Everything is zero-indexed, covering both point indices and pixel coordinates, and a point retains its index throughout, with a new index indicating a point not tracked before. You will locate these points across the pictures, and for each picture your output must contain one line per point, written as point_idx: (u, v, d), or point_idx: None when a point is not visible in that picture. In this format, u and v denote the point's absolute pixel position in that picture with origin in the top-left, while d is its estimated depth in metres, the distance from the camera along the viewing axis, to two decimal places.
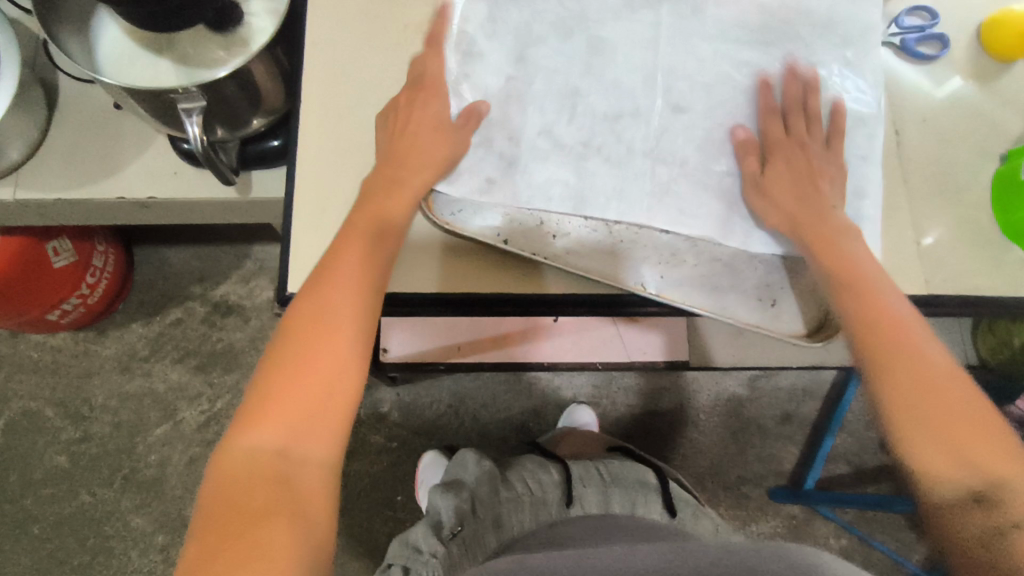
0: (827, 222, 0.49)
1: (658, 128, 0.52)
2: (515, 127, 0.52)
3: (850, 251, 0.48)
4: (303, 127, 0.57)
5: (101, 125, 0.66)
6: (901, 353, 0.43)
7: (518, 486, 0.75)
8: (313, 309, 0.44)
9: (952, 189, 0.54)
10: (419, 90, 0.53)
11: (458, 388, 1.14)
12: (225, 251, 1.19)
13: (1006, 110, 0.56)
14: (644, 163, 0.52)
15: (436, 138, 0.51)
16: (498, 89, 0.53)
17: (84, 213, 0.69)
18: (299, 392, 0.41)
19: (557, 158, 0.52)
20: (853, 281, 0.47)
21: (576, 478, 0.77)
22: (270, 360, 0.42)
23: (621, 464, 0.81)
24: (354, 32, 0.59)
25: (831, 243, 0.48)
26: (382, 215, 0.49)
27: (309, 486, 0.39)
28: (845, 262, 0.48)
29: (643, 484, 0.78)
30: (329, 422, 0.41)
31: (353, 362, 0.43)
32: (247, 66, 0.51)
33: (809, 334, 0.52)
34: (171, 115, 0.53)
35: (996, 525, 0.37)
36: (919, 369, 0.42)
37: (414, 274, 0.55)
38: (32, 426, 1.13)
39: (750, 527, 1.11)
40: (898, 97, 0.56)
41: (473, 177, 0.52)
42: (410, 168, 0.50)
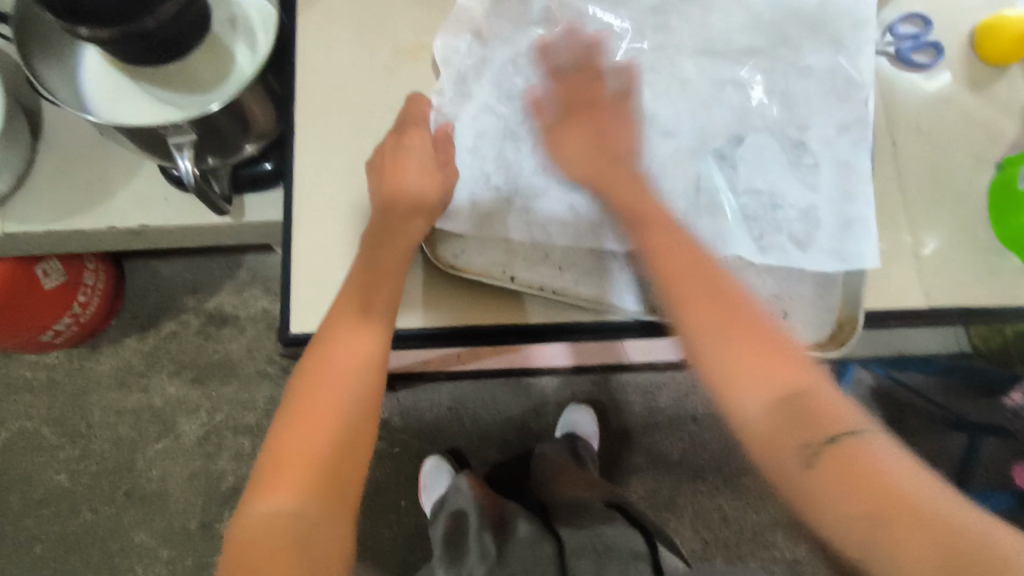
0: (620, 166, 0.49)
1: (648, 154, 0.52)
2: (511, 163, 0.52)
3: (633, 176, 0.49)
4: (297, 153, 0.56)
5: (88, 152, 0.65)
6: (692, 295, 0.43)
7: (516, 567, 0.73)
8: (319, 366, 0.43)
9: (949, 196, 0.54)
10: (403, 136, 0.52)
11: (457, 392, 1.14)
12: (216, 262, 1.17)
13: (1000, 112, 0.56)
14: (637, 184, 0.51)
15: (424, 180, 0.50)
16: (487, 125, 0.53)
17: (73, 242, 0.68)
18: (312, 446, 0.41)
19: (553, 190, 0.51)
20: (642, 210, 0.47)
21: (571, 553, 0.71)
22: (285, 420, 0.42)
23: (615, 530, 0.72)
24: (346, 54, 0.58)
25: (613, 183, 0.49)
26: (383, 261, 0.48)
27: (327, 551, 0.39)
28: (624, 190, 0.48)
29: (636, 556, 0.68)
30: (342, 483, 0.41)
31: (361, 420, 0.42)
32: (238, 96, 0.50)
33: (826, 341, 0.51)
34: (162, 149, 0.52)
35: (803, 447, 0.39)
36: (704, 303, 0.43)
37: (426, 307, 0.54)
38: (29, 445, 1.13)
39: (750, 517, 1.12)
40: (894, 104, 0.56)
41: (468, 215, 0.51)
42: (398, 214, 0.49)
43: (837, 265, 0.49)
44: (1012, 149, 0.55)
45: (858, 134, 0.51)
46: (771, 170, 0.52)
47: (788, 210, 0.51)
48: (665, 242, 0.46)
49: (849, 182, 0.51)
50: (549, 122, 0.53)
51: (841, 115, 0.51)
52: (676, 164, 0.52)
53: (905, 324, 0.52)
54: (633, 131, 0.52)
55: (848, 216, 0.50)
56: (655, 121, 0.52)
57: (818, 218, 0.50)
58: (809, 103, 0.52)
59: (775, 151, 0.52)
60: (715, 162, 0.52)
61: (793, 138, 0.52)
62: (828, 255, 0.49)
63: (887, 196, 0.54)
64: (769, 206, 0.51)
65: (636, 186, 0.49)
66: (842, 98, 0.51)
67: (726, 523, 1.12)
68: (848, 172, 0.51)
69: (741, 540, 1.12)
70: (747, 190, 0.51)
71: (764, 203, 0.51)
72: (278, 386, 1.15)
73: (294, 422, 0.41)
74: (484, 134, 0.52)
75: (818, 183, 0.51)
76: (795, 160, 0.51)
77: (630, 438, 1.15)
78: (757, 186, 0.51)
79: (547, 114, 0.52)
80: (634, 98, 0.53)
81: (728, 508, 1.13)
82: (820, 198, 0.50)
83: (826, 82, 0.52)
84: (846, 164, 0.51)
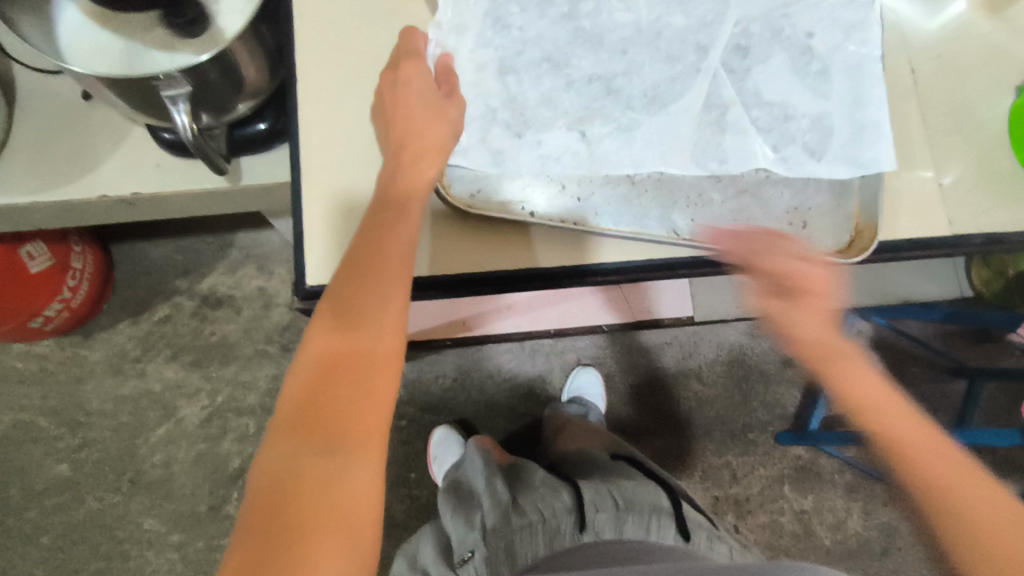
0: (801, 116, 0.51)
1: (652, 78, 0.51)
2: (518, 99, 0.51)
3: (821, 307, 0.46)
4: (298, 106, 0.53)
5: (71, 119, 0.62)
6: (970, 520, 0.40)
7: (530, 514, 0.71)
8: (343, 306, 0.43)
9: (965, 123, 0.53)
10: (401, 71, 0.51)
11: (462, 361, 1.13)
12: (207, 242, 1.14)
13: (1014, 37, 0.55)
14: (642, 103, 0.51)
15: (432, 115, 0.49)
16: (487, 55, 0.51)
17: (60, 215, 0.65)
18: (332, 386, 0.40)
19: (560, 122, 0.51)
20: (825, 350, 0.46)
21: (589, 503, 0.70)
22: (304, 362, 0.41)
23: (637, 486, 0.74)
24: (341, 3, 0.55)
25: (834, 364, 0.46)
26: (391, 210, 0.47)
27: (348, 501, 0.37)
28: (810, 328, 0.46)
29: (658, 509, 0.70)
30: (364, 425, 0.40)
31: (386, 365, 0.42)
32: (230, 45, 0.47)
33: (846, 248, 0.50)
34: (155, 105, 0.49)
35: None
36: (938, 469, 0.41)
37: (441, 255, 0.53)
38: (27, 436, 1.10)
39: (757, 471, 1.13)
40: (908, 33, 0.55)
41: (482, 155, 0.51)
42: (407, 160, 0.49)
43: (847, 170, 0.49)
44: None
45: (866, 36, 0.51)
46: (785, 82, 0.51)
47: (794, 118, 0.51)
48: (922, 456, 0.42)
49: (864, 95, 0.50)
50: (549, 52, 0.52)
51: (850, 26, 0.51)
52: (683, 82, 0.51)
53: (927, 255, 0.51)
54: (637, 61, 0.52)
55: (867, 113, 0.50)
56: (657, 43, 0.52)
57: (827, 125, 0.50)
58: (815, 8, 0.52)
59: (781, 60, 0.52)
60: (723, 75, 0.52)
61: (791, 49, 0.52)
62: (841, 160, 0.50)
63: (905, 124, 0.53)
64: (780, 116, 0.51)
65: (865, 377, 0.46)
66: (852, 22, 0.51)
67: (735, 479, 1.13)
68: (858, 75, 0.51)
69: (749, 495, 1.13)
70: (758, 101, 0.51)
71: (776, 113, 0.51)
72: (280, 365, 1.13)
73: (309, 370, 0.41)
74: (482, 68, 0.51)
75: (828, 90, 0.51)
76: (802, 68, 0.51)
77: (637, 400, 1.14)
78: (769, 98, 0.51)
79: (543, 44, 0.52)
80: (635, 23, 0.52)
81: (736, 463, 1.14)
82: (831, 102, 0.51)
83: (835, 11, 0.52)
84: (856, 66, 0.51)
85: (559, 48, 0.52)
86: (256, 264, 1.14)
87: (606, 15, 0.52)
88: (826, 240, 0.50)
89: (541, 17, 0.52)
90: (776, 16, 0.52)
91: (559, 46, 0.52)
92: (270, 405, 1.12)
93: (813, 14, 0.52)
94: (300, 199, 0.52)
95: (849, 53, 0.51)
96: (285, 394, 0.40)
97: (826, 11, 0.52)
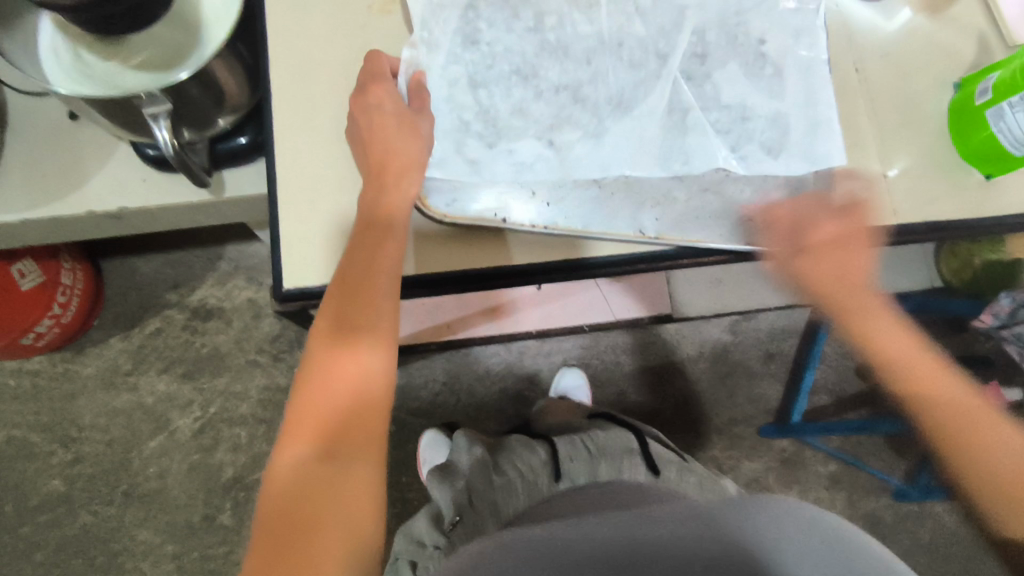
0: (758, 115, 0.53)
1: (616, 87, 0.54)
2: (490, 110, 0.53)
3: (837, 260, 0.53)
4: (275, 122, 0.56)
5: (58, 138, 0.64)
6: (993, 446, 0.53)
7: (510, 471, 0.76)
8: (336, 324, 0.46)
9: (912, 117, 0.56)
10: (371, 97, 0.52)
11: (450, 365, 1.16)
12: (195, 255, 1.16)
13: (955, 36, 0.58)
14: (607, 109, 0.54)
15: (411, 139, 0.51)
16: (458, 71, 0.53)
17: (50, 231, 0.67)
18: (335, 399, 0.43)
19: (531, 132, 0.53)
20: (836, 279, 0.53)
21: (564, 454, 0.78)
22: (307, 379, 0.44)
23: (607, 434, 0.83)
24: (316, 21, 0.58)
25: (856, 312, 0.55)
26: (370, 227, 0.49)
27: (355, 498, 0.41)
28: (820, 274, 0.53)
29: (628, 451, 0.79)
30: (367, 430, 0.44)
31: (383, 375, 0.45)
32: (208, 64, 0.50)
33: (801, 239, 0.54)
34: (136, 122, 0.52)
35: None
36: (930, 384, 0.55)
37: (421, 256, 0.55)
38: (20, 453, 1.11)
39: (743, 465, 1.15)
40: (857, 36, 0.58)
41: (457, 164, 0.52)
42: (386, 179, 0.50)
43: (801, 166, 0.53)
44: (970, 72, 0.57)
45: (812, 31, 0.54)
46: (746, 84, 0.54)
47: (754, 117, 0.53)
48: (907, 363, 0.56)
49: (809, 96, 0.54)
50: (517, 64, 0.54)
51: (801, 29, 0.54)
52: (645, 89, 0.54)
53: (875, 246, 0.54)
54: (601, 69, 0.54)
55: (821, 107, 0.53)
56: (621, 52, 0.54)
57: (783, 122, 0.53)
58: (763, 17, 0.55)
59: (738, 61, 0.54)
60: (683, 82, 0.54)
61: (750, 47, 0.54)
62: (795, 155, 0.53)
63: (856, 122, 0.56)
64: (740, 117, 0.53)
65: (892, 326, 0.56)
66: (803, 27, 0.54)
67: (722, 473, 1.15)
68: (809, 74, 0.54)
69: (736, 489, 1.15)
70: (717, 104, 0.53)
71: (735, 114, 0.53)
72: (271, 374, 1.15)
73: (311, 383, 0.44)
74: (454, 83, 0.53)
75: (782, 91, 0.54)
76: (756, 72, 0.54)
77: (625, 399, 1.16)
78: (727, 100, 0.54)
79: (511, 55, 0.54)
80: (598, 33, 0.54)
81: (722, 458, 1.16)
82: (785, 102, 0.54)
83: (786, 15, 0.55)
84: (806, 67, 0.54)
85: (528, 60, 0.54)
86: (246, 275, 1.16)
87: (569, 27, 0.54)
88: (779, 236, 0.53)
89: (509, 31, 0.54)
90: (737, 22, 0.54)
91: (528, 58, 0.54)
92: (262, 414, 1.14)
93: (764, 13, 0.55)
94: (277, 211, 0.54)
95: (797, 55, 0.54)
96: (293, 407, 0.44)
97: (778, 19, 0.55)
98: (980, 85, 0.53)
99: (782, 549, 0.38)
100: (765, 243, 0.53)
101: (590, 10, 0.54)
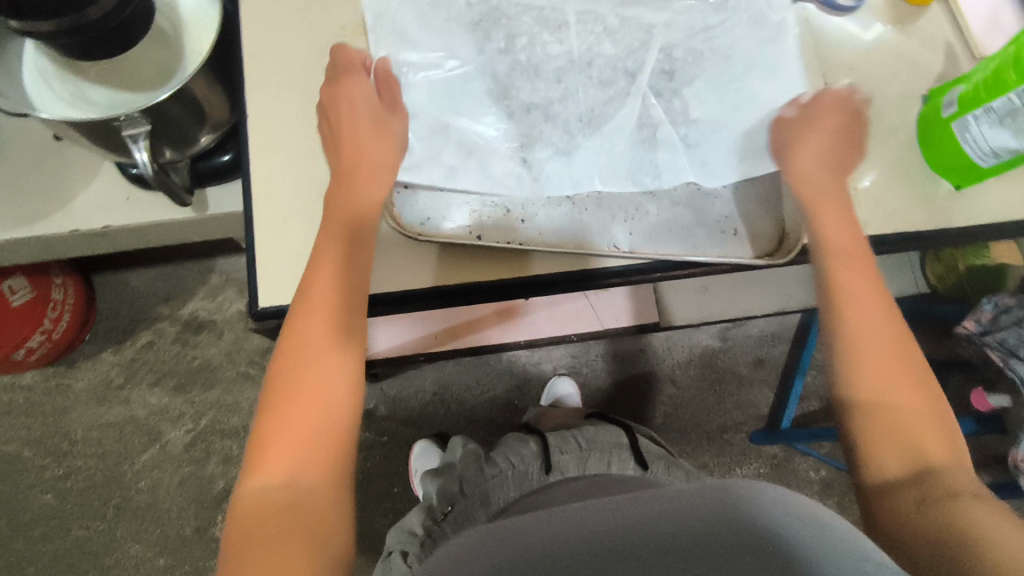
0: (730, 124, 0.54)
1: (586, 104, 0.55)
2: (464, 119, 0.54)
3: (817, 146, 0.53)
4: (255, 141, 0.56)
5: (43, 157, 0.65)
6: (871, 363, 0.46)
7: (502, 463, 0.78)
8: (298, 339, 0.47)
9: (879, 130, 0.57)
10: (343, 89, 0.54)
11: (440, 376, 1.16)
12: (187, 268, 1.17)
13: (923, 49, 0.59)
14: (578, 124, 0.55)
15: (383, 158, 0.52)
16: (436, 81, 0.54)
17: (37, 250, 0.67)
18: (301, 413, 0.44)
19: (505, 147, 0.54)
20: (824, 159, 0.53)
21: (554, 447, 0.78)
22: (272, 396, 0.45)
23: (597, 430, 0.83)
24: (293, 39, 0.58)
25: (815, 197, 0.52)
26: (339, 238, 0.50)
27: (316, 512, 0.42)
28: (807, 163, 0.52)
29: (618, 446, 0.78)
30: (331, 444, 0.44)
31: (346, 386, 0.46)
32: (187, 84, 0.51)
33: (774, 251, 0.54)
34: (116, 143, 0.52)
35: (923, 494, 0.41)
36: (861, 309, 0.48)
37: (391, 273, 0.55)
38: (12, 468, 1.12)
39: (734, 472, 1.15)
40: (825, 49, 0.59)
41: (436, 169, 0.53)
42: (363, 180, 0.51)
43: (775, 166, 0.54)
44: (938, 84, 0.58)
45: (776, 43, 0.55)
46: (715, 98, 0.55)
47: (722, 127, 0.54)
48: (853, 280, 0.49)
49: (775, 109, 0.54)
50: (490, 82, 0.55)
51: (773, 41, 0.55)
52: (615, 105, 0.55)
53: None
54: (570, 84, 0.55)
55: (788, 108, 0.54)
56: (590, 71, 0.55)
57: (750, 127, 0.54)
58: (729, 31, 0.55)
59: (706, 74, 0.55)
60: (652, 97, 0.55)
61: (719, 62, 0.55)
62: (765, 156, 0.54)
63: None
64: (709, 127, 0.54)
65: (865, 268, 0.50)
66: (769, 37, 0.55)
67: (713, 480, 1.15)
68: (775, 83, 0.55)
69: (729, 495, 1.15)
70: (687, 118, 0.54)
71: (704, 125, 0.54)
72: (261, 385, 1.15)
73: (276, 399, 0.45)
74: (432, 94, 0.54)
75: (749, 104, 0.55)
76: (725, 83, 0.55)
77: (614, 406, 1.17)
78: (696, 114, 0.54)
79: (485, 71, 0.55)
80: (568, 54, 0.55)
81: (713, 465, 1.16)
82: (753, 111, 0.54)
83: (754, 30, 0.55)
84: (771, 72, 0.55)
85: (500, 78, 0.55)
86: (237, 288, 1.17)
87: (543, 43, 0.55)
88: (745, 247, 0.54)
89: (481, 50, 0.55)
90: (708, 31, 0.55)
91: (500, 77, 0.55)
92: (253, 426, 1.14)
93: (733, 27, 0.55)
94: (254, 226, 0.55)
95: (766, 66, 0.55)
96: (259, 423, 0.44)
97: (748, 34, 0.55)
98: (946, 97, 0.53)
99: (782, 526, 0.37)
100: (733, 254, 0.54)
101: (559, 31, 0.55)
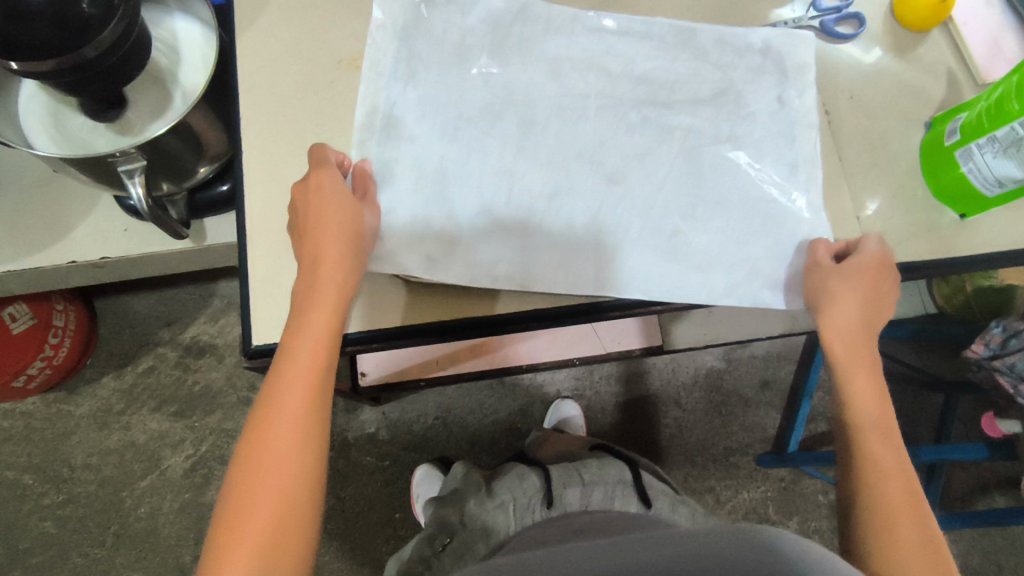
0: (756, 204, 0.51)
1: (585, 194, 0.51)
2: (448, 203, 0.50)
3: (852, 312, 0.47)
4: (250, 174, 0.56)
5: (40, 189, 0.65)
6: (885, 498, 0.44)
7: (503, 496, 0.75)
8: (263, 426, 0.44)
9: (881, 157, 0.57)
10: (319, 176, 0.48)
11: (442, 399, 1.15)
12: (188, 292, 1.17)
13: (924, 76, 0.59)
14: (579, 224, 0.50)
15: (349, 257, 0.46)
16: (432, 150, 0.50)
17: (36, 281, 0.67)
18: (263, 510, 0.42)
19: (496, 237, 0.49)
20: (868, 328, 0.47)
21: (557, 481, 0.76)
22: (235, 485, 0.43)
23: (601, 465, 0.80)
24: (290, 71, 0.58)
25: (856, 364, 0.47)
26: (317, 324, 0.45)
27: None
28: (848, 324, 0.46)
29: (622, 482, 0.76)
30: (293, 544, 0.42)
31: (312, 479, 0.44)
32: (184, 118, 0.51)
33: None
34: (112, 178, 0.52)
35: None
36: (884, 448, 0.46)
37: (383, 316, 0.52)
38: (12, 495, 1.11)
39: (741, 495, 1.14)
40: (824, 77, 0.58)
41: (413, 257, 0.49)
42: (327, 271, 0.46)
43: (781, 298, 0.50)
44: (939, 111, 0.57)
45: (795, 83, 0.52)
46: (729, 193, 0.51)
47: (715, 220, 0.50)
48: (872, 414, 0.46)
49: (802, 160, 0.51)
50: (498, 143, 0.51)
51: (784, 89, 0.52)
52: (615, 204, 0.50)
53: None
54: (562, 163, 0.51)
55: (786, 223, 0.50)
56: (596, 166, 0.51)
57: (755, 224, 0.50)
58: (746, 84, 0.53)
59: (702, 176, 0.51)
60: (667, 179, 0.51)
61: (748, 125, 0.52)
62: (760, 279, 0.50)
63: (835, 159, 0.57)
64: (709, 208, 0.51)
65: (874, 380, 0.47)
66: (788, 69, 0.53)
67: (721, 504, 1.13)
68: (812, 163, 0.51)
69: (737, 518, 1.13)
70: (697, 216, 0.51)
71: (704, 207, 0.51)
72: None
73: (239, 492, 0.42)
74: (423, 169, 0.50)
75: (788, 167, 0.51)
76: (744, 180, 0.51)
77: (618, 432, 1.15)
78: (710, 195, 0.51)
79: (491, 115, 0.51)
80: (581, 117, 0.52)
81: (720, 488, 1.14)
82: (752, 216, 0.50)
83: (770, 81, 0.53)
84: (792, 168, 0.51)
85: (512, 144, 0.51)
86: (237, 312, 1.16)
87: (550, 82, 0.52)
88: None
89: (488, 91, 0.52)
90: (731, 91, 0.53)
91: (510, 142, 0.51)
92: None
93: (757, 87, 0.53)
94: (248, 258, 0.54)
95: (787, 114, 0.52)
96: (220, 514, 0.42)
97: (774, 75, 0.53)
98: (948, 126, 0.53)
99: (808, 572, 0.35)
100: None
101: (570, 81, 0.52)
